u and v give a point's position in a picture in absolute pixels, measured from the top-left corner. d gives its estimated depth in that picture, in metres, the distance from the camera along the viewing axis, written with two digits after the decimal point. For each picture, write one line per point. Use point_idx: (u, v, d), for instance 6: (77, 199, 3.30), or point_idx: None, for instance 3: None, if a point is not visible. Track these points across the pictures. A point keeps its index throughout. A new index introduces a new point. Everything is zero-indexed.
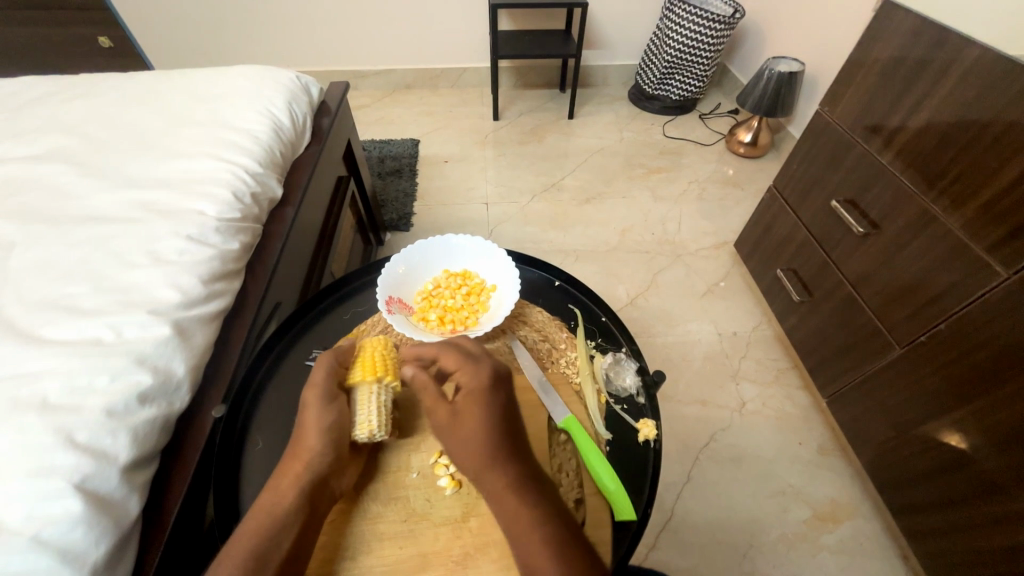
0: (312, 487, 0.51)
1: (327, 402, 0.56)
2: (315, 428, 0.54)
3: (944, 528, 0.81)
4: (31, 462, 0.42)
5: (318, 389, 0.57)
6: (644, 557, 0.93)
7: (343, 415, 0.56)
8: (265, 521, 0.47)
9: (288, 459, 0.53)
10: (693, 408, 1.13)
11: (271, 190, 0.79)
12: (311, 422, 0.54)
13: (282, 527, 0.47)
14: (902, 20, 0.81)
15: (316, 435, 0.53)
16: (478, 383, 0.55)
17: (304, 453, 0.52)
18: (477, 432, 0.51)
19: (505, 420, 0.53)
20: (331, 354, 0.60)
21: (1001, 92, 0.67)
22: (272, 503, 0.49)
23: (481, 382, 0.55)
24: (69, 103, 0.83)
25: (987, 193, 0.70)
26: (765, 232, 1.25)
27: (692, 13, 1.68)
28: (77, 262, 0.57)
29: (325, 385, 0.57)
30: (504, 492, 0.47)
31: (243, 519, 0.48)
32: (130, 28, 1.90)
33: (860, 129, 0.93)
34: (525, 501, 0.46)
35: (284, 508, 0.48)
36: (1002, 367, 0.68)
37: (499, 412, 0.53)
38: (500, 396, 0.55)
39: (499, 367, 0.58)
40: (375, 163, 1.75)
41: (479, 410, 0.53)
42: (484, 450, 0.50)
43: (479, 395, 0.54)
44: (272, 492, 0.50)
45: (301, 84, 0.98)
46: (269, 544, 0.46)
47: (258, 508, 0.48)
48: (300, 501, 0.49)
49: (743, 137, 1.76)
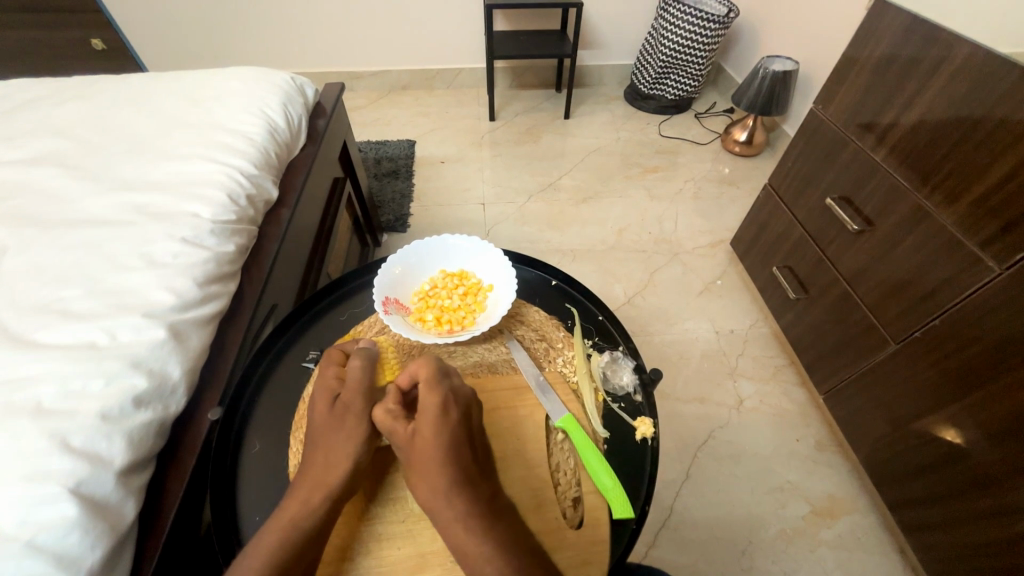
0: (338, 496, 0.51)
1: (368, 409, 0.57)
2: (353, 437, 0.55)
3: (942, 523, 0.81)
4: (25, 467, 0.42)
5: (362, 395, 0.57)
6: (644, 555, 0.94)
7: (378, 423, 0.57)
8: (294, 530, 0.48)
9: (320, 467, 0.53)
10: (691, 406, 1.13)
11: (266, 192, 0.79)
12: (352, 431, 0.55)
13: (310, 538, 0.48)
14: (893, 18, 0.81)
15: (353, 444, 0.54)
16: (427, 408, 0.54)
17: (342, 463, 0.53)
18: (429, 465, 0.51)
19: (457, 452, 0.52)
20: (364, 357, 0.60)
21: (992, 88, 0.68)
22: (302, 514, 0.49)
23: (431, 408, 0.54)
24: (63, 105, 0.83)
25: (979, 189, 0.71)
26: (762, 230, 1.26)
27: (686, 12, 1.69)
28: (70, 266, 0.57)
29: (366, 390, 0.58)
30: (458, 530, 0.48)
31: (270, 526, 0.48)
32: (124, 31, 1.89)
33: (854, 127, 0.93)
34: (470, 533, 0.48)
35: (314, 518, 0.49)
36: (996, 360, 0.69)
37: (450, 447, 0.52)
38: (452, 425, 0.54)
39: (454, 389, 0.57)
40: (371, 164, 1.75)
41: (431, 439, 0.52)
42: (438, 480, 0.51)
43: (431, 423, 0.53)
44: (302, 501, 0.50)
45: (296, 85, 0.98)
46: (296, 554, 0.46)
47: (280, 520, 0.49)
48: (327, 511, 0.50)
49: (738, 136, 1.76)
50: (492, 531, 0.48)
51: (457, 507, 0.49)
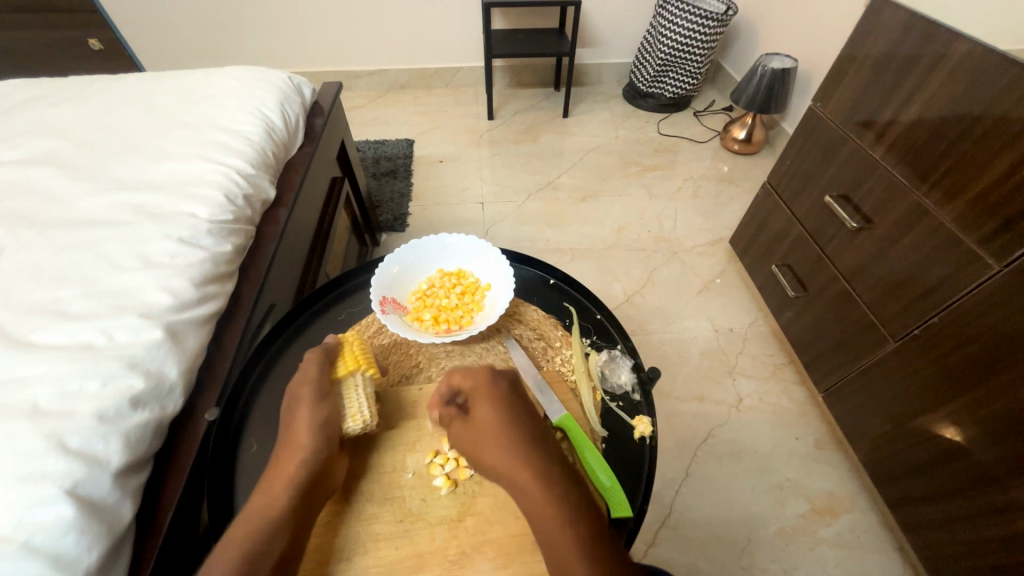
0: (308, 487, 0.51)
1: (319, 399, 0.56)
2: (307, 425, 0.54)
3: (941, 521, 0.81)
4: (21, 468, 0.42)
5: (310, 385, 0.57)
6: (643, 553, 0.93)
7: (334, 413, 0.56)
8: (262, 522, 0.48)
9: (282, 458, 0.53)
10: (690, 404, 1.13)
11: (264, 192, 0.79)
12: (302, 422, 0.54)
13: (276, 529, 0.48)
14: (892, 15, 0.81)
15: (307, 433, 0.53)
16: (481, 384, 0.54)
17: (297, 449, 0.52)
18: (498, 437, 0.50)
19: (522, 423, 0.52)
20: (319, 351, 0.61)
21: (990, 86, 0.68)
22: (266, 505, 0.49)
23: (486, 382, 0.55)
24: (60, 105, 0.83)
25: (979, 185, 0.70)
26: (760, 228, 1.25)
27: (685, 10, 1.68)
28: (67, 266, 0.57)
29: (318, 381, 0.58)
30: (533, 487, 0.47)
31: (234, 522, 0.48)
32: (121, 30, 1.89)
33: (852, 124, 0.93)
34: (553, 492, 0.47)
35: (279, 508, 0.49)
36: (994, 358, 0.69)
37: (514, 419, 0.52)
38: (510, 397, 0.54)
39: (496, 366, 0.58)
40: (369, 163, 1.74)
41: (489, 411, 0.52)
42: (508, 445, 0.50)
43: (491, 401, 0.53)
44: (268, 493, 0.50)
45: (294, 84, 0.98)
46: (264, 543, 0.47)
47: (249, 512, 0.49)
48: (296, 504, 0.50)
49: (737, 134, 1.76)
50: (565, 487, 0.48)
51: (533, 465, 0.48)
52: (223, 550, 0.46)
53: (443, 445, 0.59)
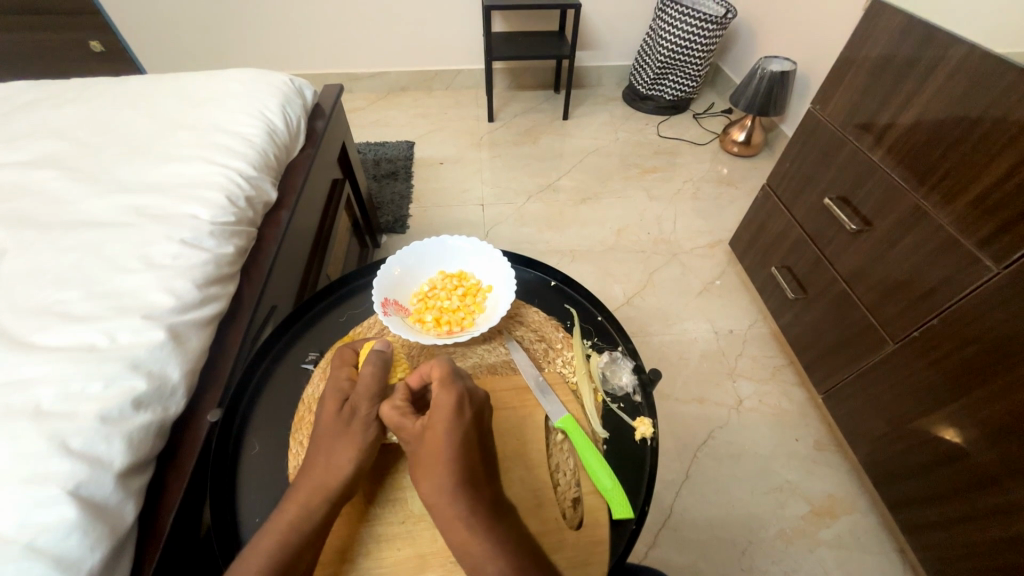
0: (337, 500, 0.51)
1: (375, 416, 0.57)
2: (354, 440, 0.54)
3: (940, 522, 0.82)
4: (24, 469, 0.42)
5: (368, 400, 0.56)
6: (644, 555, 0.94)
7: (382, 428, 0.57)
8: (292, 532, 0.48)
9: (315, 469, 0.52)
10: (690, 406, 1.13)
11: (266, 194, 0.79)
12: (354, 436, 0.55)
13: (306, 541, 0.48)
14: (891, 18, 0.81)
15: (351, 448, 0.54)
16: (443, 407, 0.53)
17: (339, 469, 0.52)
18: (436, 460, 0.51)
19: (464, 457, 0.52)
20: (378, 362, 0.58)
21: (988, 89, 0.68)
22: (300, 516, 0.49)
23: (447, 408, 0.53)
24: (62, 107, 0.83)
25: (977, 188, 0.71)
26: (760, 230, 1.26)
27: (684, 13, 1.69)
28: (69, 267, 0.57)
29: (376, 395, 0.57)
30: (461, 520, 0.48)
31: (264, 530, 0.48)
32: (122, 33, 1.90)
33: (851, 127, 0.93)
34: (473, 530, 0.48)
35: (311, 521, 0.49)
36: (993, 360, 0.69)
37: (459, 454, 0.52)
38: (461, 425, 0.53)
39: (472, 393, 0.56)
40: (370, 166, 1.75)
41: (443, 432, 0.52)
42: (444, 480, 0.50)
43: (443, 419, 0.53)
44: (300, 505, 0.50)
45: (295, 86, 0.98)
46: (292, 558, 0.47)
47: (283, 520, 0.49)
48: (328, 514, 0.50)
49: (737, 137, 1.77)
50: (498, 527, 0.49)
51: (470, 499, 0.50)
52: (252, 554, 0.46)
53: None
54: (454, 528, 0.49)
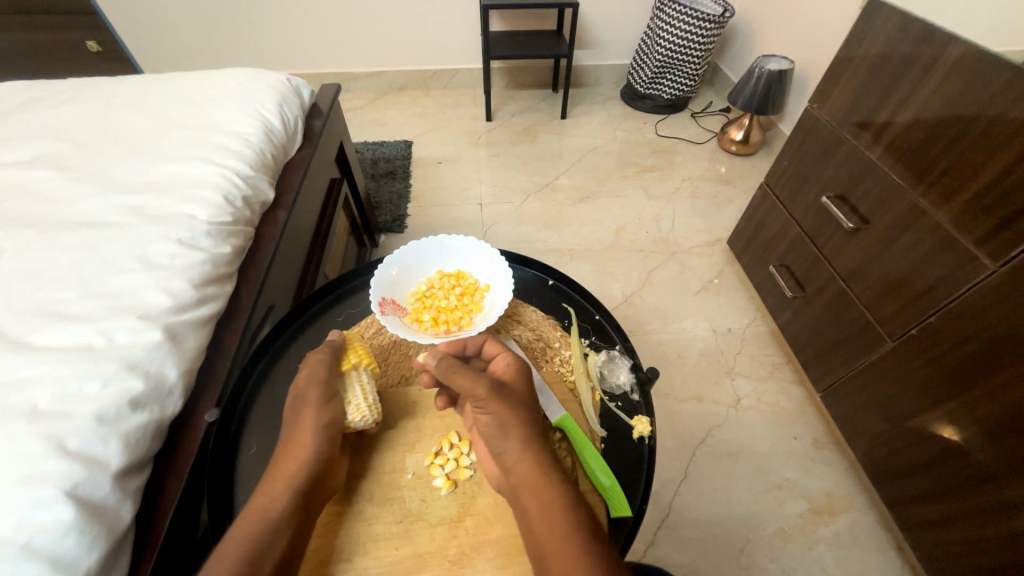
0: (305, 490, 0.51)
1: (325, 401, 0.56)
2: (311, 426, 0.54)
3: (938, 520, 0.82)
4: (22, 469, 0.42)
5: (318, 387, 0.57)
6: (643, 554, 0.94)
7: (338, 412, 0.56)
8: (260, 522, 0.48)
9: (282, 457, 0.53)
10: (689, 404, 1.13)
11: (263, 194, 0.79)
12: (309, 421, 0.55)
13: (274, 530, 0.48)
14: (889, 16, 0.82)
15: (310, 432, 0.54)
16: (522, 372, 0.59)
17: (300, 452, 0.52)
18: (525, 417, 0.54)
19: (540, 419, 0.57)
20: (329, 349, 0.61)
21: (986, 87, 0.68)
22: (266, 505, 0.49)
23: (515, 367, 0.59)
24: (58, 108, 0.82)
25: (977, 185, 0.70)
26: (758, 228, 1.26)
27: (682, 11, 1.69)
28: (67, 267, 0.57)
29: (326, 382, 0.58)
30: (551, 477, 0.50)
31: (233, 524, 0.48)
32: (120, 33, 1.89)
33: (850, 125, 0.93)
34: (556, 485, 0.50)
35: (279, 508, 0.49)
36: (993, 358, 0.69)
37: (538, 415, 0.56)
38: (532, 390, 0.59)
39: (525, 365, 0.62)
40: (368, 165, 1.74)
41: (526, 393, 0.57)
42: (534, 435, 0.53)
43: (523, 380, 0.58)
44: (267, 496, 0.50)
45: (292, 85, 0.98)
46: (265, 546, 0.46)
47: (249, 513, 0.48)
48: (297, 503, 0.50)
49: (735, 135, 1.77)
50: (550, 478, 0.50)
51: (523, 446, 0.51)
52: (223, 549, 0.45)
53: (442, 446, 0.59)
54: (532, 484, 0.50)
